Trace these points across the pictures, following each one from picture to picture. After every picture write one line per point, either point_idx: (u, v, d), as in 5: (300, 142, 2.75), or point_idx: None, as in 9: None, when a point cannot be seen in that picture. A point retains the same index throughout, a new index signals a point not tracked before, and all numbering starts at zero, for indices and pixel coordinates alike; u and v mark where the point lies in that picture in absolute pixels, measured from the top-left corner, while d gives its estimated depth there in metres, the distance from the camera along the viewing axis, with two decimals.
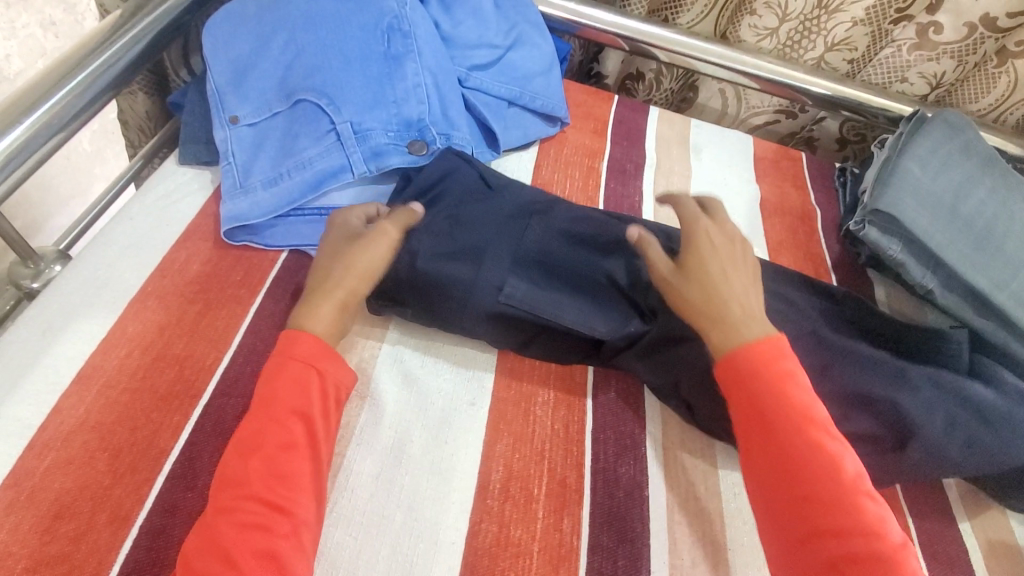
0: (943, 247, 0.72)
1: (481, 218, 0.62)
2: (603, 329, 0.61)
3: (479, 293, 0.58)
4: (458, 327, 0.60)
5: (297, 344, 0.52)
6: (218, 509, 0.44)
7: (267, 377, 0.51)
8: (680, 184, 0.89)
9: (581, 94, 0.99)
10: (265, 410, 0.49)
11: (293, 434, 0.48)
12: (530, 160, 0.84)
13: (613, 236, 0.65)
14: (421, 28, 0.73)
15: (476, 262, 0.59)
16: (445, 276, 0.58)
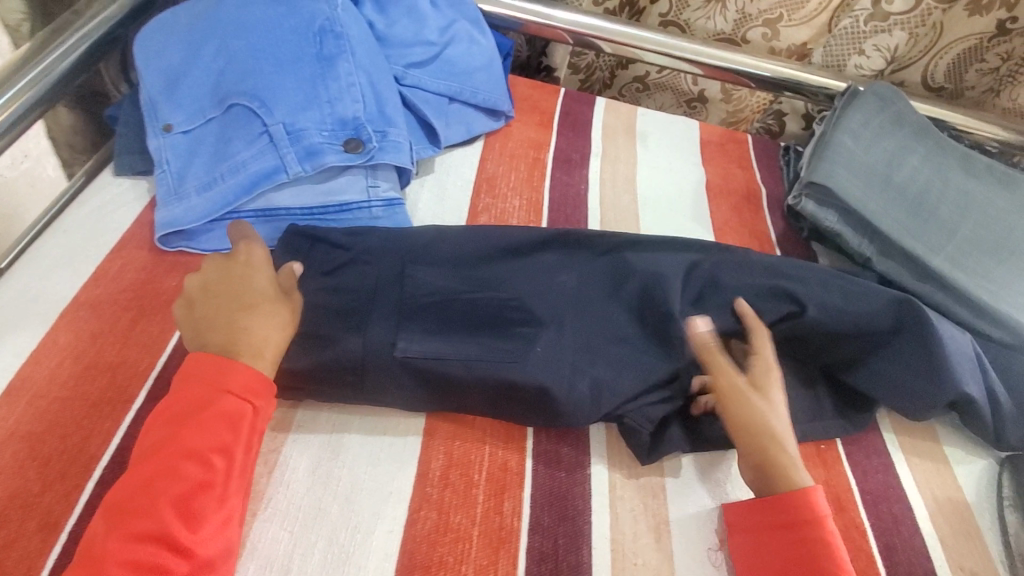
0: (878, 215, 0.74)
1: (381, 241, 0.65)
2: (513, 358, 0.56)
3: (374, 356, 0.55)
4: (363, 392, 0.56)
5: (231, 371, 0.49)
6: (96, 558, 0.41)
7: (183, 403, 0.48)
8: (625, 171, 0.90)
9: (526, 88, 1.01)
10: (180, 442, 0.46)
11: (211, 471, 0.46)
12: (475, 154, 0.86)
13: (487, 251, 0.67)
14: (355, 30, 0.74)
15: (361, 328, 0.57)
16: (331, 352, 0.55)
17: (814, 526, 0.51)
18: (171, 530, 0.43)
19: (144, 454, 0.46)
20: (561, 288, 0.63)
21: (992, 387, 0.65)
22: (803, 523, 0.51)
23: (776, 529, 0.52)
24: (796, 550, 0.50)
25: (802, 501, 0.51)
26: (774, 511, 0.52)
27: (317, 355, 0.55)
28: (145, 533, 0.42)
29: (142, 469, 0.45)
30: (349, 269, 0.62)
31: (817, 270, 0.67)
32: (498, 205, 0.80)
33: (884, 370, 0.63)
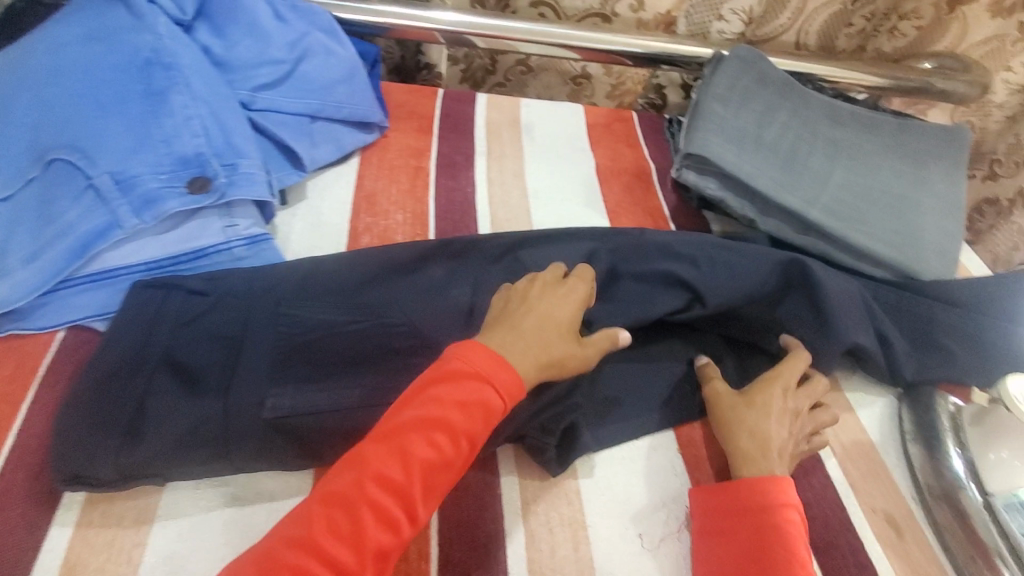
0: (754, 177, 0.75)
1: (243, 289, 0.60)
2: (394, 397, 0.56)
3: (237, 419, 0.52)
4: (231, 461, 0.51)
5: (499, 369, 0.49)
6: (313, 553, 0.41)
7: (445, 389, 0.48)
8: (513, 166, 0.88)
9: (403, 94, 0.97)
10: (400, 437, 0.46)
11: (449, 452, 0.47)
12: (351, 172, 0.81)
13: (373, 268, 0.63)
14: (187, 57, 0.68)
15: (222, 394, 0.53)
16: (185, 425, 0.51)
17: (767, 511, 0.51)
18: (400, 520, 0.44)
19: (390, 436, 0.46)
20: (453, 304, 0.62)
21: (885, 331, 0.66)
22: (768, 507, 0.51)
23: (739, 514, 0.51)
24: (760, 534, 0.50)
25: (770, 487, 0.52)
26: (738, 496, 0.52)
27: (174, 428, 0.51)
28: (410, 513, 0.44)
29: (407, 450, 0.46)
30: (204, 327, 0.57)
31: (698, 241, 0.67)
32: (380, 222, 0.75)
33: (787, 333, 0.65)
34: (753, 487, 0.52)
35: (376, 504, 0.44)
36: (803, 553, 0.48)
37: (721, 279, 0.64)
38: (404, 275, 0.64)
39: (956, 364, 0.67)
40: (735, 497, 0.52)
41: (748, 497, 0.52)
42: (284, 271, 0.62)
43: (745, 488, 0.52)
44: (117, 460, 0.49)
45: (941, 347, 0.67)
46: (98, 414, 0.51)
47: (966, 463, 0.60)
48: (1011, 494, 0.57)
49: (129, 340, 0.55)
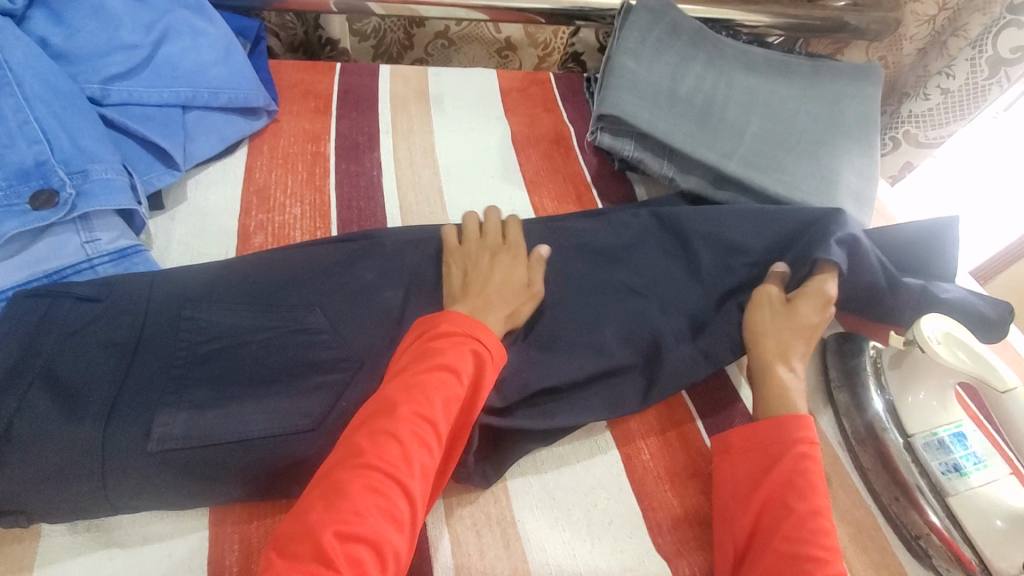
0: (669, 135, 0.72)
1: (109, 313, 0.52)
2: (308, 420, 0.50)
3: (117, 455, 0.45)
4: (109, 499, 0.45)
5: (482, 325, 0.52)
6: (381, 479, 0.42)
7: (441, 338, 0.50)
8: (422, 143, 0.82)
9: (295, 72, 0.88)
10: (416, 382, 0.47)
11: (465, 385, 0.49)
12: (239, 165, 0.73)
13: (278, 275, 0.57)
14: (16, 51, 0.58)
15: (104, 420, 0.46)
16: (49, 457, 0.44)
17: (803, 447, 0.51)
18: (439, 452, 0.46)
19: (403, 386, 0.47)
20: (371, 303, 0.57)
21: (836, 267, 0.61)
22: (790, 441, 0.51)
23: (758, 448, 0.52)
24: (781, 466, 0.50)
25: (799, 423, 0.52)
26: (776, 431, 0.52)
27: (41, 460, 0.44)
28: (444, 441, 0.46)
29: (429, 385, 0.47)
30: (93, 338, 0.50)
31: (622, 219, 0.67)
32: (275, 219, 0.68)
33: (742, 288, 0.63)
34: (792, 425, 0.52)
35: (419, 434, 0.45)
36: (820, 487, 0.49)
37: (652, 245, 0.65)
38: (311, 271, 0.58)
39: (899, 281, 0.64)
40: (764, 433, 0.53)
41: (776, 434, 0.52)
42: (159, 289, 0.54)
43: (784, 425, 0.52)
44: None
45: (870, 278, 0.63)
46: None
47: (886, 404, 0.61)
48: (929, 432, 0.58)
49: (6, 351, 0.48)
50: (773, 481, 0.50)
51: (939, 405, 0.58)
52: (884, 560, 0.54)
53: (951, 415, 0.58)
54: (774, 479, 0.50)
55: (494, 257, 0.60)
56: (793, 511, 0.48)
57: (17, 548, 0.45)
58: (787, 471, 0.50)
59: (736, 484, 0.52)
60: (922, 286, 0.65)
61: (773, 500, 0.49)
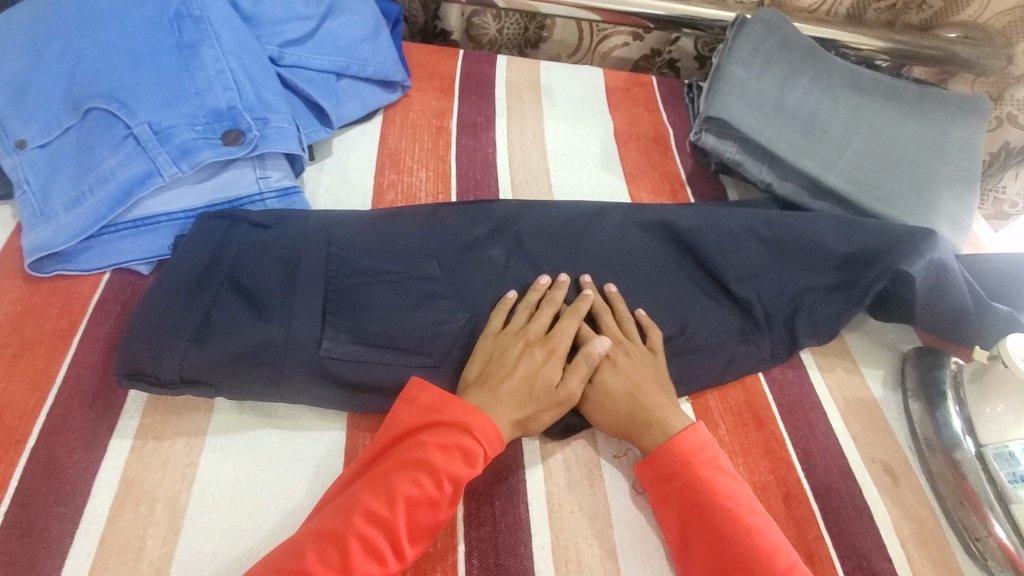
0: (772, 141, 0.76)
1: (277, 239, 0.61)
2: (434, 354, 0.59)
3: (296, 351, 0.54)
4: (279, 389, 0.54)
5: (484, 419, 0.52)
6: (353, 542, 0.45)
7: (433, 434, 0.51)
8: (533, 128, 0.89)
9: (423, 54, 0.97)
10: (388, 479, 0.49)
11: (460, 474, 0.50)
12: (375, 130, 0.82)
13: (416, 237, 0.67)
14: (216, 10, 0.68)
15: (286, 322, 0.55)
16: (239, 344, 0.53)
17: (682, 473, 0.53)
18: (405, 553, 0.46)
19: (381, 476, 0.49)
20: (490, 264, 0.68)
21: (937, 277, 0.66)
22: (685, 465, 0.53)
23: (673, 479, 0.53)
24: (696, 488, 0.52)
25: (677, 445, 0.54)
26: (664, 460, 0.53)
27: (232, 343, 0.53)
28: (399, 544, 0.46)
29: (430, 466, 0.49)
30: (269, 255, 0.60)
31: (720, 216, 0.73)
32: (404, 179, 0.77)
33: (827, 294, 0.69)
34: (674, 452, 0.53)
35: (378, 531, 0.46)
36: (741, 509, 0.50)
37: (741, 240, 0.71)
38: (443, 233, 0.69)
39: (985, 307, 0.68)
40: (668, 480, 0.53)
41: (678, 478, 0.52)
42: (314, 226, 0.64)
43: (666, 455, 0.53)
44: (182, 361, 0.52)
45: (953, 301, 0.67)
46: (164, 321, 0.53)
47: (964, 418, 0.63)
48: (1001, 444, 0.60)
49: (199, 257, 0.58)
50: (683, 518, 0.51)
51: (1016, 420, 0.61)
52: (943, 556, 0.57)
53: None
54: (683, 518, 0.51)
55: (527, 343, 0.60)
56: (730, 531, 0.49)
57: (194, 414, 0.54)
58: (695, 489, 0.52)
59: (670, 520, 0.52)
60: (1007, 314, 0.68)
61: (702, 533, 0.50)
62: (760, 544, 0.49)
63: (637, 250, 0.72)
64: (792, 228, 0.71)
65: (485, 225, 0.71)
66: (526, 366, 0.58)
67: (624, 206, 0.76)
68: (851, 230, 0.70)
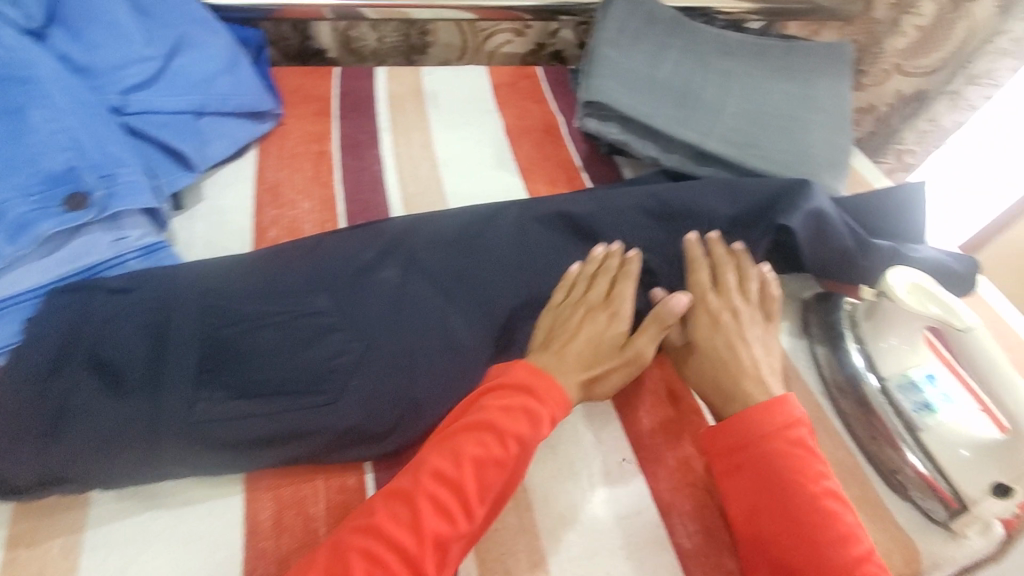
0: (651, 117, 0.77)
1: (139, 305, 0.57)
2: (328, 394, 0.55)
3: (167, 422, 0.51)
4: (156, 466, 0.51)
5: (539, 380, 0.57)
6: (379, 545, 0.47)
7: (495, 399, 0.55)
8: (420, 138, 0.86)
9: (296, 77, 0.93)
10: (405, 483, 0.51)
11: (506, 452, 0.52)
12: (249, 166, 0.78)
13: (301, 271, 0.64)
14: (46, 68, 0.63)
15: (152, 394, 0.52)
16: (99, 428, 0.50)
17: (754, 447, 0.54)
18: (418, 560, 0.47)
19: (420, 463, 0.52)
20: (386, 286, 0.65)
21: (819, 224, 0.68)
22: (765, 438, 0.54)
23: (739, 454, 0.54)
24: (774, 462, 0.53)
25: (778, 408, 0.55)
26: (756, 423, 0.55)
27: (92, 428, 0.50)
28: (467, 502, 0.50)
29: (459, 450, 0.52)
30: (130, 322, 0.55)
31: (611, 198, 0.72)
32: (287, 213, 0.73)
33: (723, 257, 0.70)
34: (756, 424, 0.55)
35: (378, 538, 0.48)
36: (818, 483, 0.52)
37: (635, 219, 0.71)
38: (331, 261, 0.66)
39: (869, 247, 0.69)
40: (752, 451, 0.54)
41: (765, 449, 0.54)
42: (181, 281, 0.59)
43: (757, 424, 0.55)
44: (38, 460, 0.49)
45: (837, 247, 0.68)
46: (14, 421, 0.49)
47: (864, 355, 0.65)
48: (901, 374, 0.63)
49: (48, 342, 0.53)
50: (764, 492, 0.52)
51: (907, 348, 0.63)
52: (860, 495, 0.59)
53: (920, 359, 0.63)
54: (758, 496, 0.52)
55: (587, 313, 0.65)
56: (802, 508, 0.51)
57: (70, 513, 0.51)
58: (773, 465, 0.53)
59: (732, 487, 0.54)
60: (892, 250, 0.69)
61: (773, 514, 0.51)
62: (839, 524, 0.50)
63: (537, 246, 0.70)
64: (680, 198, 0.71)
65: (375, 247, 0.68)
66: (592, 329, 0.64)
67: (519, 203, 0.74)
68: (732, 190, 0.71)
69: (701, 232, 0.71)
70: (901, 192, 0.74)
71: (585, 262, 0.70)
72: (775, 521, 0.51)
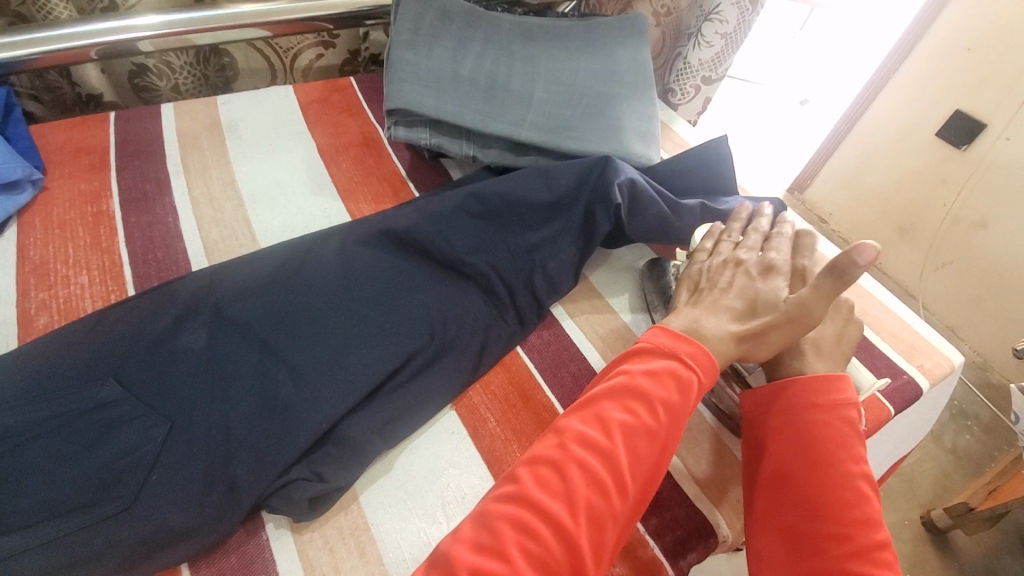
0: (459, 115, 0.75)
1: None
2: (116, 502, 0.47)
3: None
4: None
5: (683, 343, 0.52)
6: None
7: (637, 364, 0.51)
8: (221, 176, 0.78)
9: (61, 130, 0.81)
10: (568, 441, 0.46)
11: (656, 426, 0.47)
12: (3, 245, 0.66)
13: (72, 360, 0.54)
14: None
15: None
16: None
17: (815, 410, 0.52)
18: (580, 550, 0.41)
19: (562, 443, 0.46)
20: (186, 354, 0.57)
21: (633, 190, 0.69)
22: (814, 406, 0.52)
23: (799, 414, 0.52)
24: (816, 430, 0.51)
25: (839, 383, 0.53)
26: (815, 390, 0.53)
27: None
28: (615, 469, 0.45)
29: (605, 415, 0.48)
30: None
31: (430, 207, 0.69)
32: (60, 292, 0.63)
33: (551, 244, 0.70)
34: (808, 392, 0.53)
35: (532, 508, 0.42)
36: (859, 468, 0.49)
37: (457, 223, 0.69)
38: (113, 340, 0.57)
39: (679, 209, 0.71)
40: (801, 420, 0.52)
41: (806, 426, 0.51)
42: None
43: (799, 399, 0.53)
44: None
45: (652, 211, 0.69)
46: None
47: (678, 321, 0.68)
48: None
49: None
50: (807, 470, 0.49)
51: None
52: (709, 451, 0.61)
53: None
54: (811, 470, 0.49)
55: (708, 302, 0.57)
56: (838, 486, 0.48)
57: None
58: (827, 439, 0.50)
59: (774, 447, 0.52)
60: (700, 207, 0.72)
61: (806, 491, 0.49)
62: (861, 508, 0.47)
63: (360, 272, 0.66)
64: (499, 193, 0.69)
65: (170, 311, 0.59)
66: (743, 283, 0.57)
67: (336, 231, 0.69)
68: (548, 176, 0.70)
69: (523, 223, 0.70)
70: (707, 149, 0.78)
71: (416, 279, 0.67)
72: (800, 497, 0.49)
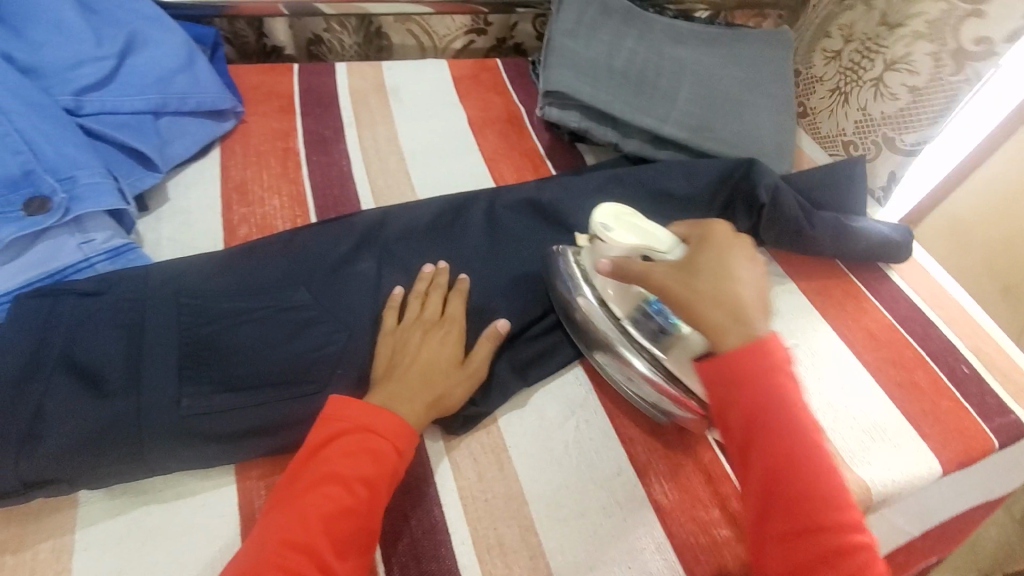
0: (610, 105, 0.81)
1: (111, 307, 0.56)
2: (312, 386, 0.57)
3: (152, 416, 0.52)
4: (145, 461, 0.51)
5: (379, 416, 0.52)
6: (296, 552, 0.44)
7: (344, 443, 0.50)
8: (385, 132, 0.87)
9: (255, 74, 0.92)
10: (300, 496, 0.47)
11: (351, 498, 0.48)
12: (212, 165, 0.77)
13: (275, 264, 0.64)
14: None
15: (134, 393, 0.52)
16: (85, 427, 0.50)
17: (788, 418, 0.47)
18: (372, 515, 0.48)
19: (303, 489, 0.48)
20: (363, 277, 0.65)
21: (781, 193, 0.72)
22: (787, 410, 0.48)
23: (746, 433, 0.48)
24: (785, 441, 0.47)
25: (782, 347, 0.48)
26: (760, 376, 0.48)
27: (74, 427, 0.50)
28: (319, 539, 0.46)
29: (316, 483, 0.48)
30: (106, 324, 0.55)
31: (578, 182, 0.75)
32: (256, 210, 0.73)
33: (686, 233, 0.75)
34: (776, 392, 0.48)
35: (330, 497, 0.47)
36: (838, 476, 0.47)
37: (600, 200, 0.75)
38: (305, 253, 0.65)
39: (815, 219, 0.74)
40: (769, 433, 0.48)
41: (776, 435, 0.47)
42: (152, 280, 0.59)
43: (768, 399, 0.48)
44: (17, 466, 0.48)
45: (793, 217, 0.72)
46: None
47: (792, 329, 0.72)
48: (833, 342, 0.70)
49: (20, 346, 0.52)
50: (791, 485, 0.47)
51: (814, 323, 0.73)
52: None
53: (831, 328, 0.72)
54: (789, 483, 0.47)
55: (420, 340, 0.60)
56: (823, 495, 0.46)
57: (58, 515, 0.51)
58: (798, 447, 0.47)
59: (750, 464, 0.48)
60: (835, 220, 0.75)
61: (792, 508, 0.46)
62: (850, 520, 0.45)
63: (510, 231, 0.73)
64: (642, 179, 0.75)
65: (352, 239, 0.67)
66: (427, 346, 0.59)
67: (490, 191, 0.76)
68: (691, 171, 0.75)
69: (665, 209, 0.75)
70: (846, 167, 0.81)
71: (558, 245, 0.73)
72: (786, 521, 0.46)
